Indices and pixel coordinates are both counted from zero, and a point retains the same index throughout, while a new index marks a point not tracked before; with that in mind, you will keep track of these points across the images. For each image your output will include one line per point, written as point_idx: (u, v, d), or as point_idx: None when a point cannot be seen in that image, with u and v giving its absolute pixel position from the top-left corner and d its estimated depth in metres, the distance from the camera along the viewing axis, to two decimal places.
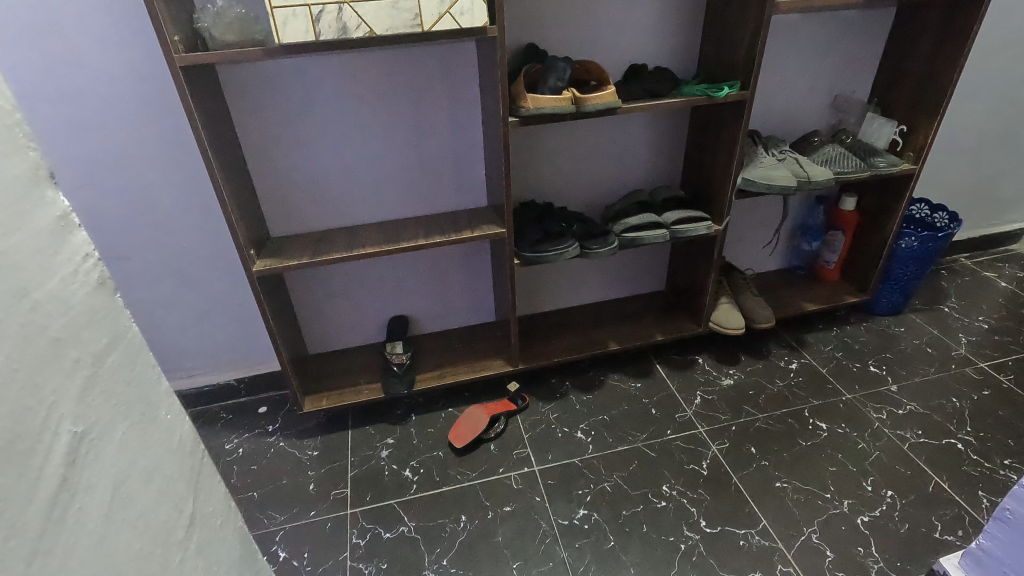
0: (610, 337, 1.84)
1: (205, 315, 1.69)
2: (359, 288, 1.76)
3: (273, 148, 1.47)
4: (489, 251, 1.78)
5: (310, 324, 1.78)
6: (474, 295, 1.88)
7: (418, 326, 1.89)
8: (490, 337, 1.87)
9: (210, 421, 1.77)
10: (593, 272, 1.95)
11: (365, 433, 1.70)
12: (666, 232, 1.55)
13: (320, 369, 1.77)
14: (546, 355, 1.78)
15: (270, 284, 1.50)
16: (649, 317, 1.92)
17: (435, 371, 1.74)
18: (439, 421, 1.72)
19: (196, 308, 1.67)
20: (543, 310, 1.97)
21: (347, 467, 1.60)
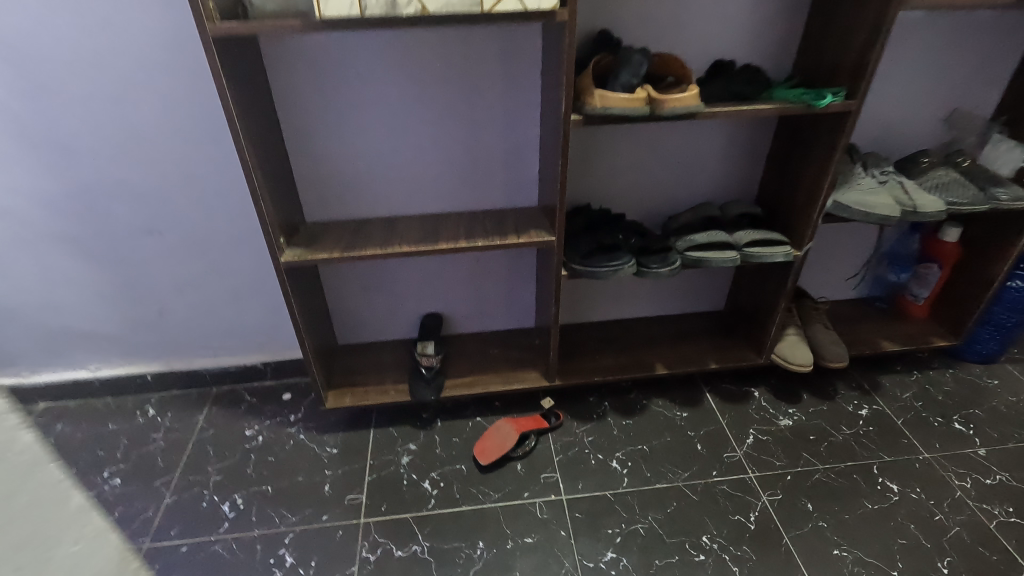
0: (658, 359, 1.68)
1: (238, 296, 1.63)
2: (394, 281, 1.66)
3: (313, 128, 1.37)
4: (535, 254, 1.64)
5: (341, 314, 1.70)
6: (514, 299, 1.76)
7: (453, 326, 1.78)
8: (529, 346, 1.74)
9: (234, 403, 1.73)
10: (647, 286, 1.78)
11: (387, 435, 1.62)
12: (736, 254, 1.37)
13: (347, 363, 1.69)
14: (586, 373, 1.64)
15: (300, 273, 1.42)
16: (704, 341, 1.74)
17: (465, 378, 1.64)
18: (466, 431, 1.62)
19: (230, 289, 1.61)
20: (588, 320, 1.82)
21: (365, 471, 1.53)
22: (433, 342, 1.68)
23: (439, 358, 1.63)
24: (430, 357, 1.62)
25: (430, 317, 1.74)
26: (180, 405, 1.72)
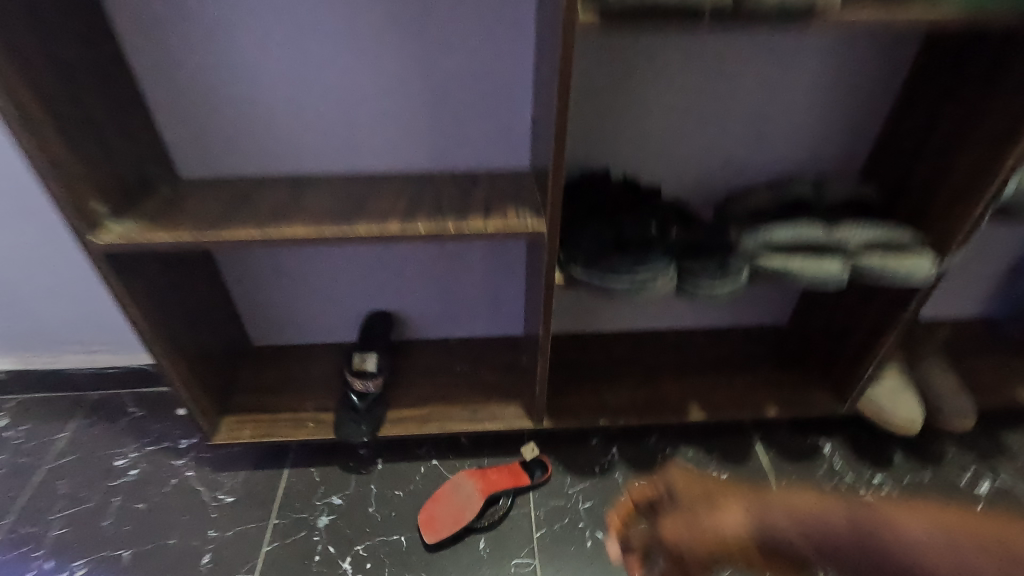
0: (691, 398, 1.19)
1: (84, 281, 1.17)
2: (320, 268, 1.18)
3: (168, 23, 0.86)
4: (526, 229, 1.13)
5: (252, 306, 1.23)
6: (492, 298, 1.26)
7: (410, 329, 1.30)
8: (510, 365, 1.26)
9: (111, 416, 1.29)
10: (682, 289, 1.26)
11: (304, 480, 1.17)
12: (840, 263, 0.84)
13: (259, 376, 1.23)
14: (587, 412, 1.15)
15: (150, 254, 0.93)
16: (756, 372, 1.24)
17: (416, 410, 1.16)
18: (414, 483, 1.16)
19: (71, 271, 1.16)
20: (595, 331, 1.33)
21: (264, 537, 1.08)
22: (377, 354, 1.19)
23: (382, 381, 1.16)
24: (367, 380, 1.14)
25: (375, 317, 1.26)
26: (40, 415, 1.29)
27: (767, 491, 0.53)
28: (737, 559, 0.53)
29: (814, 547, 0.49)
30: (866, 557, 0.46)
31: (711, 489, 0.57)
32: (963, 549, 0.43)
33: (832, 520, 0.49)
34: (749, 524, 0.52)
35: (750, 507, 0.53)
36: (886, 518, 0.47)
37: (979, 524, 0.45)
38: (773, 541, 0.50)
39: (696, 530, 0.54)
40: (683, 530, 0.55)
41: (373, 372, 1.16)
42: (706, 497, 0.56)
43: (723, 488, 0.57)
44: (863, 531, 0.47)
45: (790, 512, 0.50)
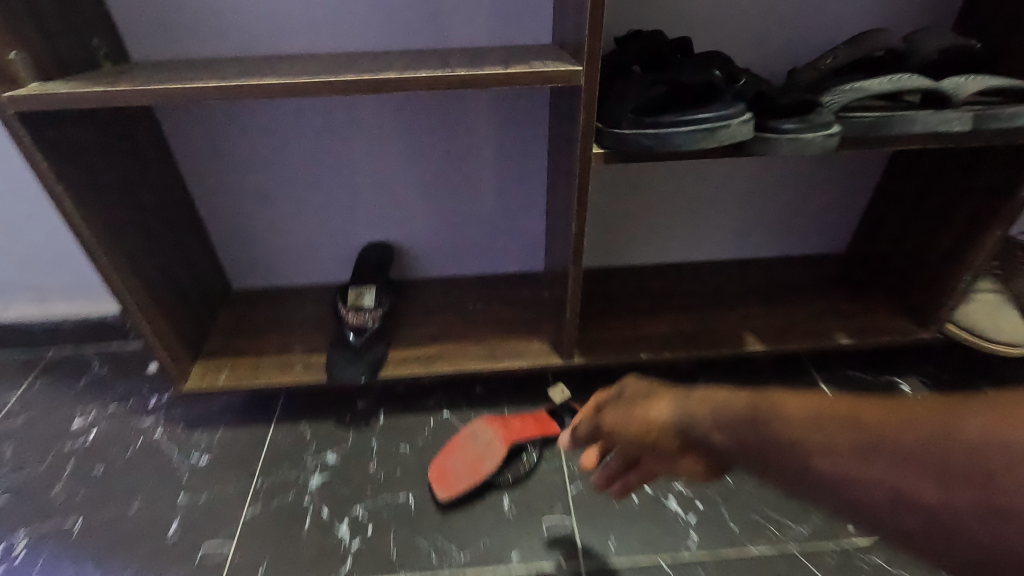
0: (747, 328, 1.00)
1: (18, 197, 1.01)
2: (305, 186, 1.01)
3: None
4: (546, 129, 0.97)
5: (229, 237, 1.06)
6: (506, 223, 1.09)
7: (413, 264, 1.13)
8: (530, 301, 1.08)
9: (71, 375, 1.11)
10: (727, 206, 1.09)
11: (292, 437, 0.99)
12: (958, 113, 0.67)
13: (238, 321, 1.06)
14: (624, 347, 0.97)
15: (91, 144, 0.76)
16: (818, 300, 1.06)
17: (422, 350, 0.99)
18: (422, 437, 0.98)
19: (0, 184, 0.99)
20: (628, 263, 1.15)
21: (244, 502, 0.90)
22: (376, 287, 1.03)
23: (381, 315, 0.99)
24: (365, 313, 0.97)
25: (372, 250, 1.08)
26: None
27: (697, 385, 0.51)
28: (664, 448, 0.51)
29: (714, 433, 0.47)
30: (756, 438, 0.44)
31: (654, 389, 0.56)
32: (838, 431, 0.40)
33: (733, 401, 0.47)
34: (673, 412, 0.50)
35: (680, 398, 0.51)
36: (780, 401, 0.44)
37: (858, 405, 0.41)
38: (688, 433, 0.49)
39: (630, 418, 0.54)
40: (620, 417, 0.56)
41: (371, 305, 0.99)
42: (645, 392, 0.56)
43: (657, 386, 0.56)
44: (752, 413, 0.45)
45: (705, 403, 0.49)
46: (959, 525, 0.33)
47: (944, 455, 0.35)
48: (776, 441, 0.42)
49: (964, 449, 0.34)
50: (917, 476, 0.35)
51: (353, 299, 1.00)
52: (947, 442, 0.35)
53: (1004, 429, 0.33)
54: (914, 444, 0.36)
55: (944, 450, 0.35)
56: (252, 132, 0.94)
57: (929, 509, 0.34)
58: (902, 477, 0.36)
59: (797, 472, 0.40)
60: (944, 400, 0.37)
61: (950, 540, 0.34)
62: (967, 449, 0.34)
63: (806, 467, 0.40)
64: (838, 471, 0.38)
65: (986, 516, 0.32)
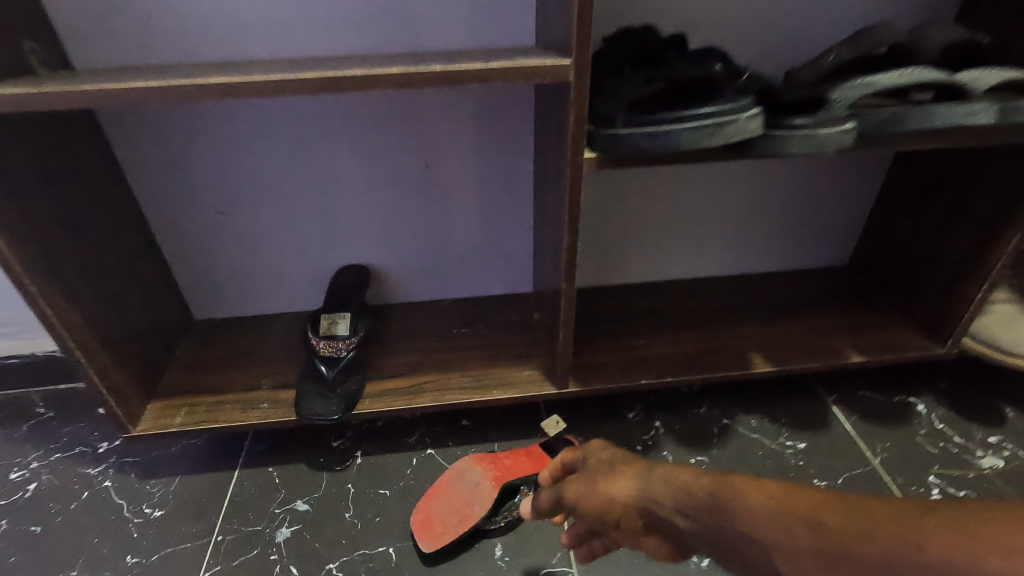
0: (752, 347, 0.94)
1: None
2: (272, 205, 0.94)
3: None
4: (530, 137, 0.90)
5: (188, 259, 0.98)
6: (491, 241, 1.02)
7: (391, 287, 1.05)
8: (519, 324, 1.00)
9: (11, 420, 1.00)
10: (723, 218, 1.03)
11: (258, 483, 0.89)
12: (978, 107, 0.62)
13: (198, 355, 0.96)
14: (622, 371, 0.90)
15: (22, 159, 0.68)
16: (824, 314, 0.99)
17: (402, 381, 0.90)
18: (403, 479, 0.88)
19: None
20: (621, 281, 1.08)
21: (201, 560, 0.79)
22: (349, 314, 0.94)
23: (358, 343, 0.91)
24: (339, 343, 0.90)
25: (347, 274, 1.00)
26: None
27: (657, 461, 0.56)
28: (627, 524, 0.56)
29: (678, 515, 0.51)
30: (724, 528, 0.47)
31: (616, 460, 0.60)
32: (797, 526, 0.43)
33: (693, 488, 0.51)
34: (633, 489, 0.55)
35: (637, 475, 0.55)
36: (738, 486, 0.48)
37: (800, 496, 0.45)
38: (650, 511, 0.53)
39: (591, 496, 0.57)
40: (580, 492, 0.58)
41: (346, 334, 0.91)
42: (608, 466, 0.59)
43: (619, 458, 0.59)
44: (716, 502, 0.48)
45: (665, 485, 0.53)
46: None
47: (894, 558, 0.38)
48: (744, 534, 0.45)
49: (914, 559, 0.37)
50: None
51: (325, 328, 0.92)
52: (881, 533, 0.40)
53: (929, 533, 0.38)
54: (859, 534, 0.40)
55: (901, 561, 0.38)
56: (211, 146, 0.87)
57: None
58: None
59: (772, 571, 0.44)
60: (884, 503, 0.41)
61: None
62: (855, 557, 0.40)
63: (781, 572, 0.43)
64: (801, 569, 0.42)
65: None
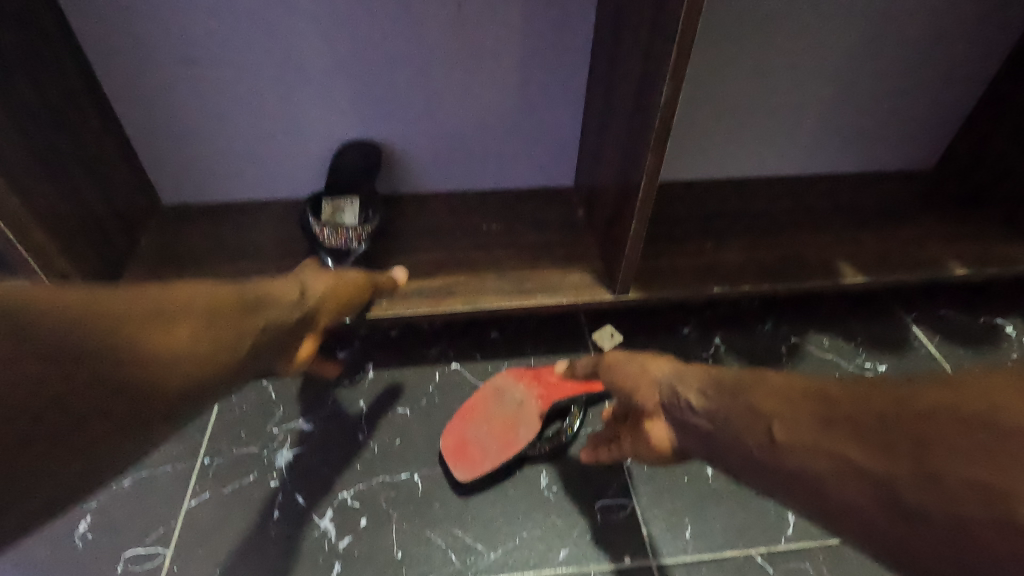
0: (838, 256, 0.80)
1: None
2: (257, 53, 0.71)
3: None
4: None
5: (148, 125, 0.76)
6: (530, 119, 0.82)
7: (405, 171, 0.86)
8: (562, 222, 0.83)
9: None
10: (811, 103, 0.85)
11: (247, 398, 0.73)
12: None
13: (168, 247, 0.78)
14: (691, 279, 0.75)
15: None
16: (918, 221, 0.85)
17: (426, 283, 0.74)
18: (426, 397, 0.74)
19: None
20: (678, 177, 0.91)
21: (186, 488, 0.66)
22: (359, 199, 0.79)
23: (370, 233, 0.76)
24: (347, 230, 0.75)
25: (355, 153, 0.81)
26: None
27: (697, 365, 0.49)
28: (642, 401, 0.49)
29: (699, 396, 0.43)
30: (733, 407, 0.39)
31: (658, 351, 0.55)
32: (810, 405, 0.34)
33: (728, 377, 0.42)
34: (669, 372, 0.48)
35: (679, 365, 0.49)
36: (765, 375, 0.40)
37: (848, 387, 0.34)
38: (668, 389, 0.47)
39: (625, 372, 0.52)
40: (623, 355, 0.54)
41: (355, 222, 0.77)
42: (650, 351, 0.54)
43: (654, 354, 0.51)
44: (738, 386, 0.41)
45: (701, 375, 0.45)
46: (890, 508, 0.28)
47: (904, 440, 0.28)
48: (756, 415, 0.37)
49: (930, 429, 0.28)
50: (863, 448, 0.30)
51: (329, 215, 0.77)
52: (897, 410, 0.30)
53: (968, 408, 0.27)
54: (869, 417, 0.31)
55: (927, 434, 0.28)
56: None
57: (874, 484, 0.29)
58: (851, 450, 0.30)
59: (760, 449, 0.36)
60: (925, 385, 0.31)
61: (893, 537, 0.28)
62: (933, 423, 0.28)
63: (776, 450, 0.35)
64: (798, 443, 0.33)
65: (949, 505, 0.26)
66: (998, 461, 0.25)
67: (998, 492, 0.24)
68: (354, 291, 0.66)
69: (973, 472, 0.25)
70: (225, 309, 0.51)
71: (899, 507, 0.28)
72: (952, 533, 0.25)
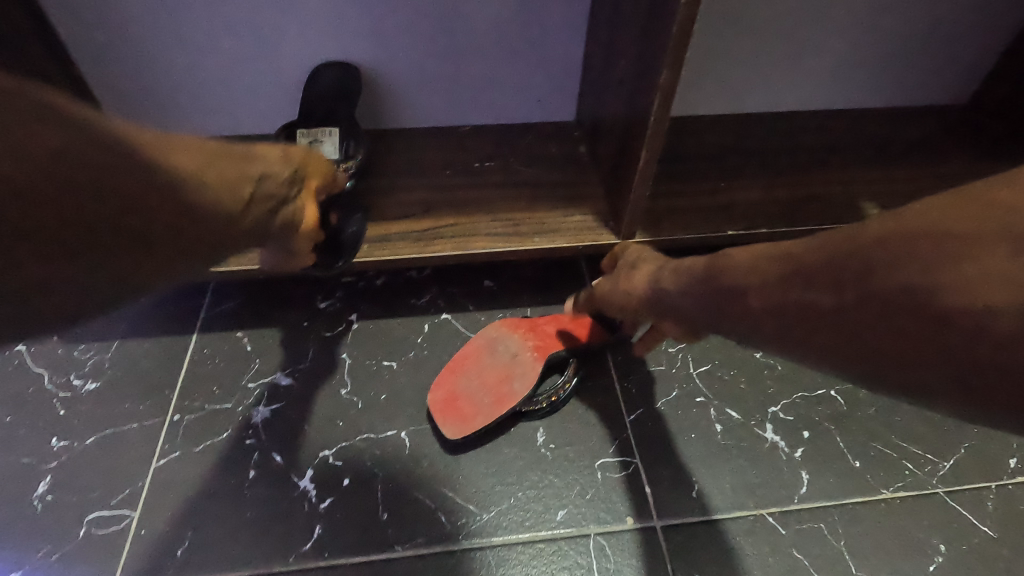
0: (863, 197, 0.73)
1: None
2: None
3: None
4: None
5: (95, 49, 0.67)
6: (527, 42, 0.73)
7: (389, 103, 0.77)
8: (563, 161, 0.76)
9: None
10: (843, 25, 0.76)
11: (222, 350, 0.68)
12: None
13: None
14: (702, 221, 0.69)
15: None
16: (951, 160, 0.78)
17: (413, 224, 0.68)
18: (414, 350, 0.69)
19: None
20: (690, 111, 0.83)
21: (153, 446, 0.61)
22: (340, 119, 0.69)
23: (355, 170, 0.69)
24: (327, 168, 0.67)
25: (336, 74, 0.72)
26: None
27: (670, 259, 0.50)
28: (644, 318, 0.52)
29: (663, 284, 0.47)
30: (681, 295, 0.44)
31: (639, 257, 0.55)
32: (719, 263, 0.40)
33: (689, 270, 0.44)
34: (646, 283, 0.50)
35: (654, 272, 0.50)
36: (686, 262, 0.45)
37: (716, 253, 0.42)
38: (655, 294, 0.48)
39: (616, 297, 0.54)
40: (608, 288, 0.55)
41: (336, 157, 0.69)
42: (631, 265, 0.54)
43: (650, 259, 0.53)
44: (697, 274, 0.42)
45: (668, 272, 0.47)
46: (839, 314, 0.28)
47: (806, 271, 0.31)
48: (714, 290, 0.39)
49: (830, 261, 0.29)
50: (752, 284, 0.35)
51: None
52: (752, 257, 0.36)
53: (934, 220, 0.25)
54: (751, 261, 0.36)
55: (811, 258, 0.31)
56: None
57: (762, 300, 0.34)
58: (755, 287, 0.34)
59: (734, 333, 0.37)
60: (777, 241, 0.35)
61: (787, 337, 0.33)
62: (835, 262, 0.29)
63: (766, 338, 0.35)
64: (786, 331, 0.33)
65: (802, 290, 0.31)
66: (932, 260, 0.24)
67: (963, 281, 0.23)
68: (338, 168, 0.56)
69: (949, 297, 0.23)
70: (220, 153, 0.43)
71: (847, 308, 0.28)
72: (875, 339, 0.27)
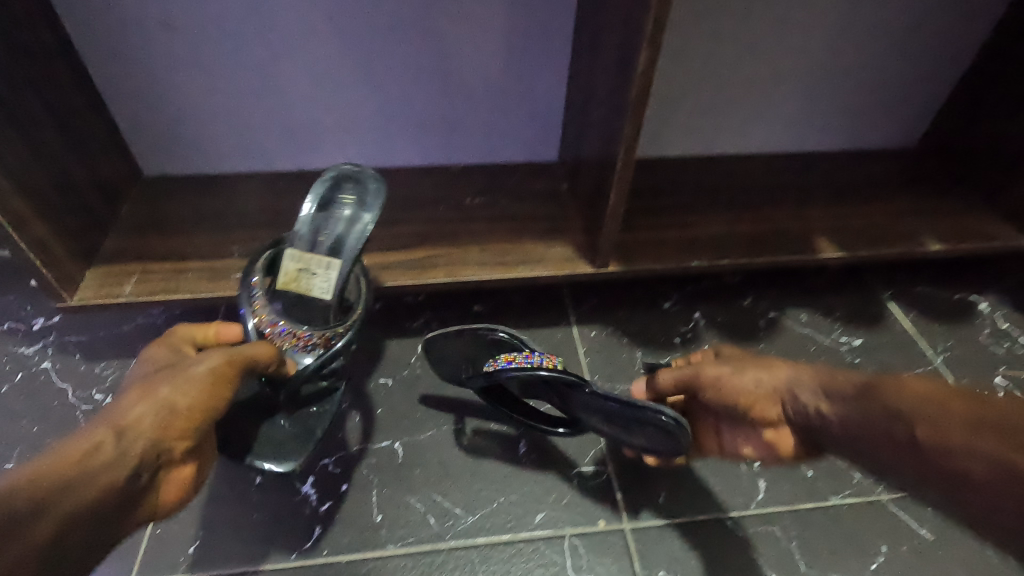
0: (816, 231, 0.80)
1: None
2: (235, 13, 0.70)
3: None
4: None
5: (128, 97, 0.75)
6: (514, 90, 0.82)
7: (389, 144, 0.86)
8: (546, 196, 0.84)
9: None
10: (797, 76, 0.85)
11: None
12: None
13: (149, 217, 0.78)
14: (670, 252, 0.76)
15: None
16: (898, 197, 0.86)
17: (411, 254, 0.75)
18: (408, 367, 0.75)
19: None
20: (663, 153, 0.91)
21: None
22: (349, 207, 0.65)
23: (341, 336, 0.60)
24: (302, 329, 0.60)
25: (345, 173, 0.66)
26: None
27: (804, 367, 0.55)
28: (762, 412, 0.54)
29: (791, 388, 0.53)
30: (826, 398, 0.49)
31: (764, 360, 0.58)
32: (872, 388, 0.46)
33: (841, 384, 0.49)
34: (783, 379, 0.54)
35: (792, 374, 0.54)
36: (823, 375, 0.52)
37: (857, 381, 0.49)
38: (796, 403, 0.52)
39: (739, 376, 0.56)
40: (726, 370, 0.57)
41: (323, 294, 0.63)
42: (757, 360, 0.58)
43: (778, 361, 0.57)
44: (859, 388, 0.47)
45: (813, 380, 0.52)
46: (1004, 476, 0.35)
47: (986, 418, 0.38)
48: (872, 402, 0.45)
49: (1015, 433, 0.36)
50: (921, 418, 0.41)
51: (291, 279, 0.63)
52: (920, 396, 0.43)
53: None
54: (923, 398, 0.42)
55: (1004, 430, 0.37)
56: None
57: (924, 434, 0.40)
58: (919, 421, 0.41)
59: (887, 443, 0.42)
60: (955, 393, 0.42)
61: (925, 454, 0.39)
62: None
63: (902, 448, 0.41)
64: (929, 444, 0.39)
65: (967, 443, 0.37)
66: None
67: None
68: (227, 386, 0.51)
69: None
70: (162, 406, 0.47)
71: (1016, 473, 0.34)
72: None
